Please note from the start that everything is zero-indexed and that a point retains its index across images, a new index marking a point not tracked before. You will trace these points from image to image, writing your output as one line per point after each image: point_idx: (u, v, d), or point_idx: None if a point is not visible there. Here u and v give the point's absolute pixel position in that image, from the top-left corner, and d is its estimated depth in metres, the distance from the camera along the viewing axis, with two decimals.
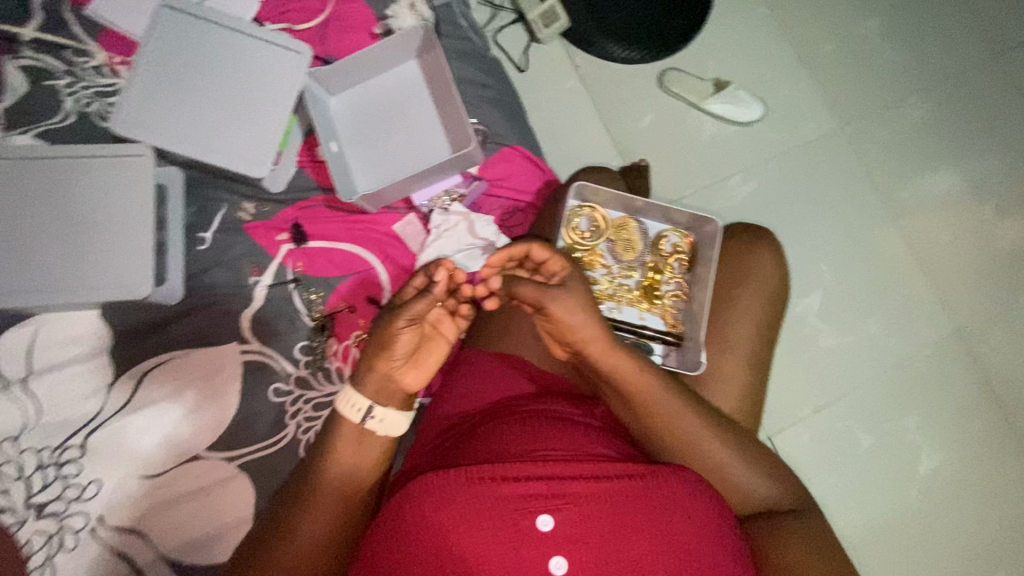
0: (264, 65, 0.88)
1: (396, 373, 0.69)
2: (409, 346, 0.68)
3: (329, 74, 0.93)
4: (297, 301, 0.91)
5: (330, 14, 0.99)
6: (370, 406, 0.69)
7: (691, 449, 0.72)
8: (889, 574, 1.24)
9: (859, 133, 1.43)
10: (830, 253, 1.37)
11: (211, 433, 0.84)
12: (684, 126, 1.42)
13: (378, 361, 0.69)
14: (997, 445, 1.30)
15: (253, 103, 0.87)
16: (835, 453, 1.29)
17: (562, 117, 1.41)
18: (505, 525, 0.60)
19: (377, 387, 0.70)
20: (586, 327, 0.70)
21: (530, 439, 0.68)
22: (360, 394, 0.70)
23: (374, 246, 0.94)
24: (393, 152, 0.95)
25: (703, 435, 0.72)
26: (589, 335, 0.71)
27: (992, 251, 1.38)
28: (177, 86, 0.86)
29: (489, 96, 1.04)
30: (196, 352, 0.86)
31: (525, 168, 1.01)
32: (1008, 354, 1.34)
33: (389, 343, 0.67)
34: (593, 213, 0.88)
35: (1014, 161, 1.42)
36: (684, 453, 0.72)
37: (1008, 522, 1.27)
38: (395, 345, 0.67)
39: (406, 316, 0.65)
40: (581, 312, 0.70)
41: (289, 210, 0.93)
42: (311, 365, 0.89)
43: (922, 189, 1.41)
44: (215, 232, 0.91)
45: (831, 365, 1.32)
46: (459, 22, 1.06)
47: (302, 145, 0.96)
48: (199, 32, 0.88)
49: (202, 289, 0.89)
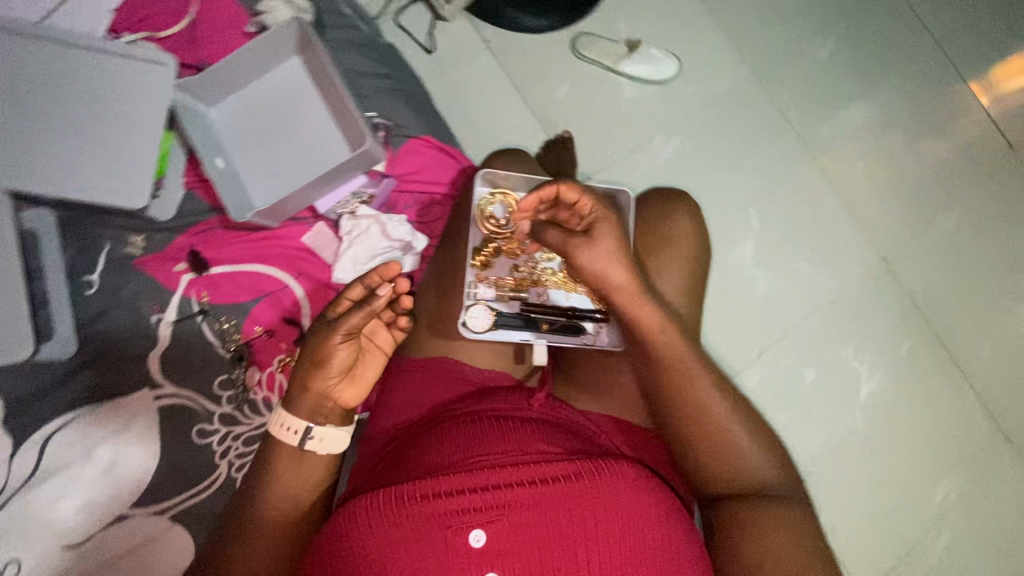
0: (126, 84, 0.81)
1: (332, 389, 0.68)
2: (345, 361, 0.67)
3: (202, 84, 0.87)
4: (207, 334, 0.85)
5: (195, 16, 0.92)
6: (306, 427, 0.68)
7: (694, 407, 0.69)
8: (845, 498, 1.29)
9: (773, 77, 1.44)
10: (757, 200, 1.38)
11: (133, 490, 0.78)
12: (603, 89, 1.38)
13: (315, 376, 0.67)
14: (929, 360, 1.37)
15: (119, 128, 0.80)
16: (784, 391, 1.31)
17: (475, 92, 1.33)
18: (436, 546, 0.59)
19: (313, 406, 0.69)
20: (613, 267, 0.70)
21: (461, 449, 0.65)
22: (296, 416, 0.68)
23: (285, 263, 0.89)
24: (287, 161, 0.90)
25: (705, 394, 0.70)
26: (616, 274, 0.70)
27: (902, 178, 1.44)
28: (22, 118, 0.77)
29: (387, 86, 0.99)
30: (102, 408, 0.78)
31: (435, 158, 0.97)
32: (929, 273, 1.41)
33: (325, 358, 0.66)
34: (506, 199, 0.87)
35: (915, 91, 1.48)
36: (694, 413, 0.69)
37: (946, 431, 1.34)
38: (332, 360, 0.66)
39: (343, 331, 0.64)
40: (611, 253, 0.70)
41: (183, 237, 0.86)
42: (234, 400, 0.84)
43: (836, 126, 1.44)
44: (102, 273, 0.83)
45: (772, 309, 1.34)
46: (343, 10, 1.00)
47: (186, 165, 0.90)
48: (36, 53, 0.79)
49: (98, 337, 0.81)
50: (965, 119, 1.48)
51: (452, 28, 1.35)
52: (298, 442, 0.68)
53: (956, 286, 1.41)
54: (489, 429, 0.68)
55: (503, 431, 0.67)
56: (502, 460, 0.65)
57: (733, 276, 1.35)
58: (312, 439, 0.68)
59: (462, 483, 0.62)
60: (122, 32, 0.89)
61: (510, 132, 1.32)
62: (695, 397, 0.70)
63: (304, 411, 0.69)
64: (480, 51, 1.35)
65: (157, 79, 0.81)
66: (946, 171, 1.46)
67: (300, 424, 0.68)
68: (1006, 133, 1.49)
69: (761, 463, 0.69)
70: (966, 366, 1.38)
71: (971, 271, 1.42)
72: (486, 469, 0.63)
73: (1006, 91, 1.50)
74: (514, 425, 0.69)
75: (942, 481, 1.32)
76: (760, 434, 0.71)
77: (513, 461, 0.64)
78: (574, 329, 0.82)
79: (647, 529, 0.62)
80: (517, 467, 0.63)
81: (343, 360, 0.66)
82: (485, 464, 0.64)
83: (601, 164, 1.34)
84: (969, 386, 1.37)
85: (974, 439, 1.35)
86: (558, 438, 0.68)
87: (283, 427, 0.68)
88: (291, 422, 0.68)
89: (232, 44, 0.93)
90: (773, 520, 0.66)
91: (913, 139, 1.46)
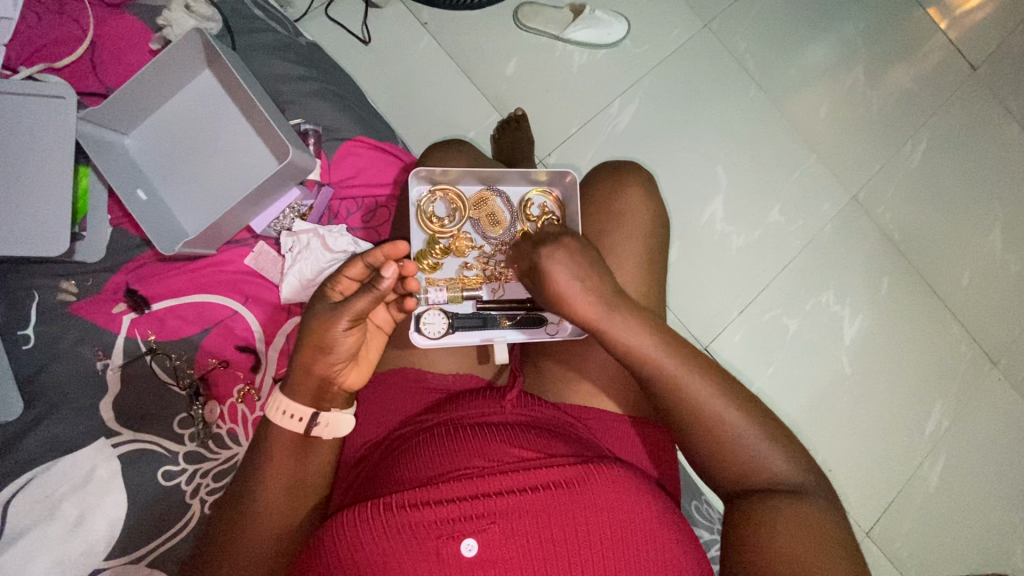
0: (26, 123, 0.76)
1: (335, 375, 0.62)
2: (351, 348, 0.60)
3: (106, 112, 0.82)
4: (158, 373, 0.82)
5: (93, 39, 0.88)
6: (311, 415, 0.62)
7: (696, 414, 0.60)
8: (838, 442, 1.29)
9: (725, 26, 1.39)
10: (722, 154, 1.35)
11: (105, 541, 0.73)
12: (552, 59, 1.32)
13: (317, 362, 0.60)
14: (910, 294, 1.36)
15: (24, 171, 0.75)
16: (767, 345, 1.30)
17: (416, 79, 1.27)
18: (425, 557, 0.55)
19: (316, 391, 0.62)
20: (576, 298, 0.60)
21: (442, 460, 0.62)
22: (298, 402, 0.62)
23: (230, 289, 0.87)
24: (214, 182, 0.86)
25: (708, 399, 0.60)
26: (584, 304, 0.60)
27: (867, 114, 1.41)
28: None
29: (314, 89, 0.95)
30: (61, 464, 0.74)
31: (374, 160, 0.94)
32: (902, 207, 1.39)
33: (329, 344, 0.59)
34: (447, 195, 0.84)
35: (873, 22, 1.43)
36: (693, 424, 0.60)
37: (932, 362, 1.35)
38: (336, 347, 0.59)
39: (349, 316, 0.57)
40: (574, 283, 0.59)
41: (118, 276, 0.84)
42: (197, 437, 0.81)
43: (794, 68, 1.40)
44: (38, 325, 0.79)
45: (749, 264, 1.32)
46: (253, 13, 0.97)
47: (109, 200, 0.87)
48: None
49: (43, 392, 0.77)
50: (926, 46, 1.45)
51: (386, 14, 1.28)
52: (304, 429, 0.63)
53: (930, 216, 1.39)
54: (475, 437, 0.65)
55: (490, 437, 0.65)
56: (491, 467, 0.61)
57: (705, 235, 1.31)
58: (319, 425, 0.63)
59: (453, 491, 0.58)
60: (17, 67, 0.84)
61: (457, 116, 1.27)
62: (697, 405, 0.60)
63: (307, 397, 0.63)
64: (417, 34, 1.29)
65: (60, 114, 0.77)
66: (911, 102, 1.43)
67: (305, 411, 0.62)
68: (967, 56, 1.46)
69: (780, 463, 0.59)
70: (947, 295, 1.37)
71: (944, 199, 1.40)
72: (476, 477, 0.60)
73: (964, 13, 1.47)
74: (499, 432, 0.66)
75: (933, 411, 1.32)
76: (775, 430, 0.61)
77: (503, 467, 0.61)
78: (535, 320, 0.81)
79: (643, 534, 0.59)
80: (509, 474, 0.60)
81: (348, 347, 0.59)
82: (473, 472, 0.61)
83: (558, 138, 1.29)
84: (952, 315, 1.37)
85: (961, 366, 1.35)
86: (546, 443, 0.66)
87: (284, 413, 0.62)
88: (293, 409, 0.62)
89: (138, 63, 0.90)
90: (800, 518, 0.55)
91: (874, 73, 1.42)
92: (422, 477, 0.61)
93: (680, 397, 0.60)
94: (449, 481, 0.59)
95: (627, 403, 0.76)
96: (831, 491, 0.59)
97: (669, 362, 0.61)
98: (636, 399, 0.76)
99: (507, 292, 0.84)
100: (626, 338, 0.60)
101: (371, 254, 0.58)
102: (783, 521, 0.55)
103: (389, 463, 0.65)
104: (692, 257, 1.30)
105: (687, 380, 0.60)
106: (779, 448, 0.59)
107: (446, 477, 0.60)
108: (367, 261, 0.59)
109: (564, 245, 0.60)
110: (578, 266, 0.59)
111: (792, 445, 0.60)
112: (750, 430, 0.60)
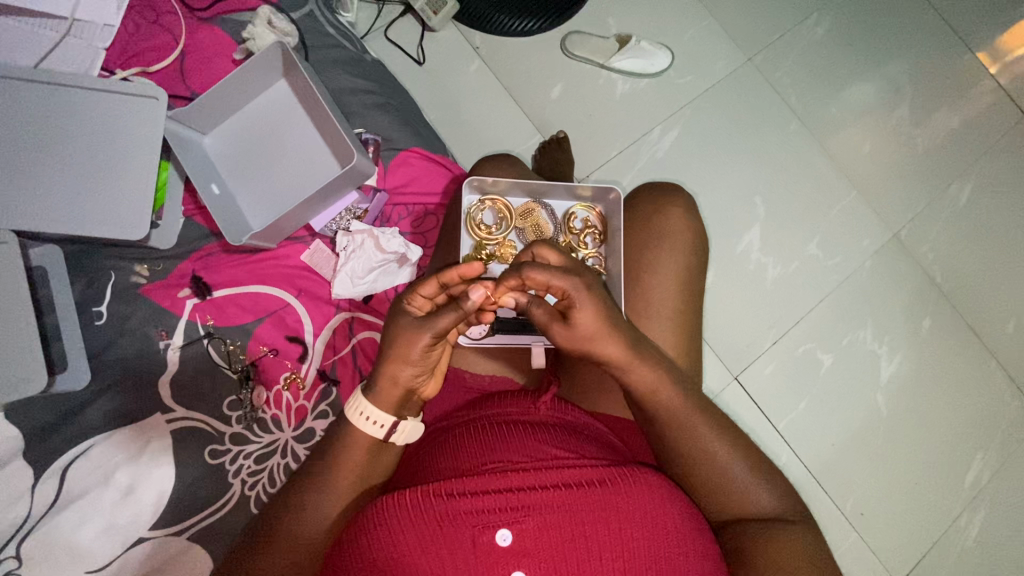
0: (122, 118, 0.83)
1: (416, 385, 0.64)
2: (432, 360, 0.63)
3: (191, 114, 0.91)
4: (214, 356, 0.87)
5: (184, 47, 0.98)
6: (393, 422, 0.64)
7: (690, 441, 0.67)
8: (870, 483, 1.25)
9: (768, 61, 1.42)
10: (760, 186, 1.36)
11: (152, 511, 0.77)
12: (597, 86, 1.37)
13: (402, 372, 0.63)
14: (951, 337, 1.33)
15: (116, 162, 0.82)
16: (800, 378, 1.28)
17: (465, 100, 1.33)
18: (462, 545, 0.57)
19: (398, 399, 0.65)
20: (610, 341, 0.62)
21: (478, 453, 0.65)
22: (380, 409, 0.64)
23: (285, 281, 0.93)
24: (281, 182, 0.94)
25: (708, 426, 0.68)
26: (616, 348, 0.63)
27: (912, 153, 1.41)
28: (10, 160, 0.77)
29: (375, 101, 1.03)
30: (119, 433, 0.78)
31: (427, 169, 1.01)
32: (946, 249, 1.37)
33: (414, 357, 0.61)
34: (496, 205, 0.92)
35: (920, 65, 1.44)
36: (690, 452, 0.67)
37: (973, 407, 1.31)
38: (422, 359, 0.61)
39: (433, 335, 0.60)
40: (603, 327, 0.61)
41: (186, 263, 0.91)
42: (243, 420, 0.85)
43: (838, 105, 1.41)
44: (111, 303, 0.86)
45: (784, 297, 1.31)
46: (326, 31, 1.06)
47: (183, 193, 0.95)
48: (17, 94, 0.79)
49: (111, 365, 0.83)
50: (976, 90, 1.44)
51: (441, 37, 1.35)
52: (383, 435, 0.65)
53: (975, 260, 1.37)
54: (508, 434, 0.67)
55: (522, 435, 0.67)
56: (525, 462, 0.63)
57: (739, 264, 1.32)
58: (396, 433, 0.66)
59: (488, 484, 0.60)
60: (114, 69, 0.94)
61: (503, 136, 1.32)
62: (693, 432, 0.67)
63: (389, 404, 0.65)
64: (469, 57, 1.35)
65: (152, 112, 0.85)
66: (957, 144, 1.42)
67: (388, 419, 0.64)
68: (1018, 100, 1.45)
69: (769, 495, 0.67)
70: (992, 341, 1.33)
71: (991, 243, 1.38)
72: (509, 471, 0.62)
73: (1016, 58, 1.46)
74: (531, 429, 0.68)
75: (974, 460, 1.28)
76: (763, 463, 0.69)
77: (536, 464, 0.63)
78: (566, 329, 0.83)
79: (674, 536, 0.61)
80: (542, 470, 0.62)
81: (431, 359, 0.62)
82: (506, 466, 0.63)
83: (598, 161, 1.33)
84: (996, 362, 1.33)
85: (1004, 414, 1.31)
86: (575, 444, 0.67)
87: (366, 419, 0.64)
88: (376, 415, 0.64)
89: (221, 72, 0.99)
90: (791, 553, 0.63)
91: (920, 113, 1.42)
92: (456, 469, 0.63)
93: (676, 425, 0.67)
94: (484, 473, 0.62)
95: None
96: (807, 522, 0.67)
97: (667, 397, 0.67)
98: None
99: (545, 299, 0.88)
100: (635, 372, 0.65)
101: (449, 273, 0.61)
102: (763, 548, 0.63)
103: (425, 455, 0.68)
104: (726, 285, 1.31)
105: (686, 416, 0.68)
106: (765, 482, 0.67)
107: (481, 469, 0.63)
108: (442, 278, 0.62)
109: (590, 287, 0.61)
110: (607, 307, 0.61)
111: (776, 477, 0.69)
112: (741, 463, 0.67)
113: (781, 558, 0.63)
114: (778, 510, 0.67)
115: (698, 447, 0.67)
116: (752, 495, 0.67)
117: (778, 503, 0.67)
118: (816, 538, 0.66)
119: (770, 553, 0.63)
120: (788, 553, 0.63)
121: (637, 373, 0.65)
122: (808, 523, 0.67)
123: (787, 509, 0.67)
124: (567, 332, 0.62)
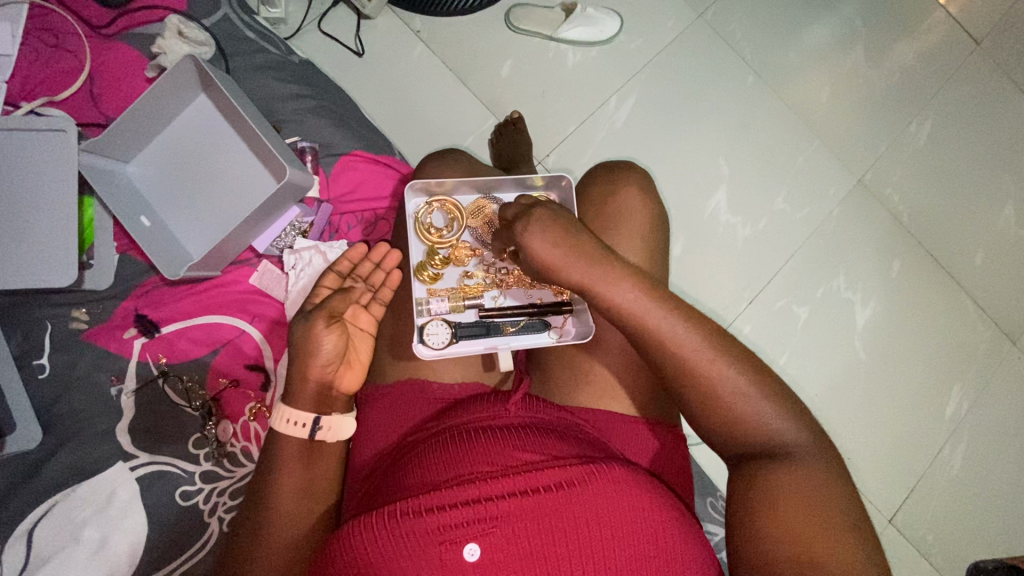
0: (32, 158, 0.78)
1: (331, 376, 0.66)
2: (338, 350, 0.65)
3: (106, 143, 0.84)
4: (172, 395, 0.84)
5: (91, 71, 0.91)
6: (313, 419, 0.67)
7: (698, 372, 0.60)
8: (853, 428, 1.27)
9: (721, 15, 1.38)
10: (723, 145, 1.33)
11: (128, 562, 0.74)
12: (547, 60, 1.31)
13: (311, 369, 0.65)
14: (923, 277, 1.34)
15: (28, 207, 0.77)
16: (779, 334, 1.28)
17: (413, 89, 1.26)
18: (429, 563, 0.56)
19: (317, 398, 0.67)
20: (565, 256, 0.60)
21: (448, 466, 0.63)
22: (300, 409, 0.67)
23: (237, 308, 0.89)
24: (213, 205, 0.89)
25: (710, 362, 0.60)
26: (563, 262, 0.60)
27: (871, 94, 1.39)
28: None
29: (309, 106, 0.97)
30: (81, 489, 0.76)
31: (371, 172, 0.97)
32: (911, 190, 1.37)
33: (314, 348, 0.64)
34: (444, 205, 0.85)
35: (872, 3, 1.41)
36: (701, 383, 0.60)
37: (947, 341, 1.32)
38: (322, 350, 0.64)
39: (326, 314, 0.65)
40: (560, 243, 0.60)
41: (128, 302, 0.86)
42: (212, 456, 0.82)
43: (795, 52, 1.38)
44: (53, 354, 0.82)
45: (755, 255, 1.30)
46: (245, 34, 0.98)
47: (115, 228, 0.89)
48: None
49: (62, 418, 0.79)
50: (929, 21, 1.42)
51: (379, 25, 1.27)
52: (309, 434, 0.67)
53: (940, 197, 1.37)
54: (477, 443, 0.65)
55: (492, 441, 0.65)
56: (494, 470, 0.62)
57: (710, 227, 1.30)
58: (321, 429, 0.68)
59: (457, 497, 0.59)
60: (19, 102, 0.88)
61: (454, 123, 1.27)
62: (698, 366, 0.60)
63: (309, 404, 0.67)
64: (411, 43, 1.28)
65: (62, 147, 0.78)
66: (915, 80, 1.40)
67: (308, 416, 0.67)
68: (970, 29, 1.43)
69: (785, 428, 0.60)
70: (961, 275, 1.35)
71: (954, 178, 1.38)
72: (479, 480, 0.60)
73: None
74: (500, 435, 0.66)
75: (952, 394, 1.30)
76: (778, 390, 0.61)
77: (506, 471, 0.62)
78: (536, 326, 0.82)
79: (649, 532, 0.59)
80: (510, 477, 0.60)
81: (334, 350, 0.64)
82: (476, 476, 0.61)
83: (556, 139, 1.29)
84: (967, 295, 1.34)
85: (978, 344, 1.33)
86: (549, 444, 0.66)
87: (290, 422, 0.67)
88: (296, 416, 0.66)
89: (135, 92, 0.93)
90: (821, 500, 0.56)
91: (878, 53, 1.40)
92: (427, 485, 0.62)
93: (670, 346, 0.61)
94: (452, 486, 0.60)
95: (635, 403, 0.77)
96: (833, 463, 0.59)
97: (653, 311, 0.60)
98: (644, 398, 0.77)
99: (508, 299, 0.85)
100: (615, 297, 0.60)
101: (341, 258, 0.80)
102: (773, 495, 0.56)
103: (397, 471, 0.66)
104: (698, 251, 1.29)
105: (676, 333, 0.60)
106: (776, 411, 0.60)
107: (449, 483, 0.61)
108: (337, 270, 0.80)
109: (536, 215, 0.60)
110: (555, 225, 0.60)
111: (795, 405, 0.61)
112: (763, 396, 0.60)
113: (793, 492, 0.56)
114: (792, 446, 0.59)
115: (709, 378, 0.60)
116: (778, 435, 0.60)
117: (795, 436, 0.59)
118: (841, 480, 0.58)
119: (778, 487, 0.57)
120: (795, 493, 0.56)
121: (613, 293, 0.60)
122: (828, 464, 0.58)
123: (801, 444, 0.59)
124: (537, 232, 0.60)
